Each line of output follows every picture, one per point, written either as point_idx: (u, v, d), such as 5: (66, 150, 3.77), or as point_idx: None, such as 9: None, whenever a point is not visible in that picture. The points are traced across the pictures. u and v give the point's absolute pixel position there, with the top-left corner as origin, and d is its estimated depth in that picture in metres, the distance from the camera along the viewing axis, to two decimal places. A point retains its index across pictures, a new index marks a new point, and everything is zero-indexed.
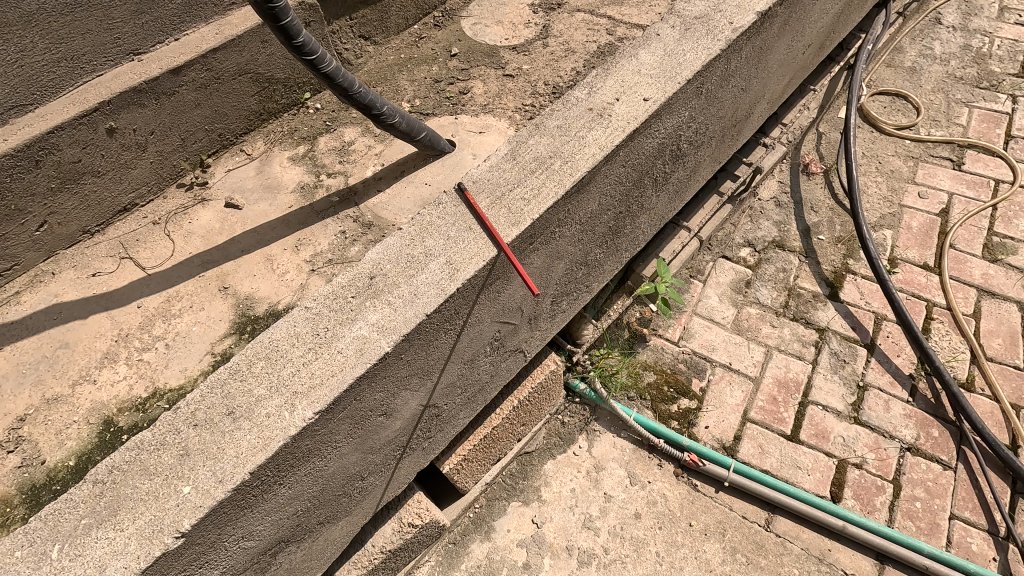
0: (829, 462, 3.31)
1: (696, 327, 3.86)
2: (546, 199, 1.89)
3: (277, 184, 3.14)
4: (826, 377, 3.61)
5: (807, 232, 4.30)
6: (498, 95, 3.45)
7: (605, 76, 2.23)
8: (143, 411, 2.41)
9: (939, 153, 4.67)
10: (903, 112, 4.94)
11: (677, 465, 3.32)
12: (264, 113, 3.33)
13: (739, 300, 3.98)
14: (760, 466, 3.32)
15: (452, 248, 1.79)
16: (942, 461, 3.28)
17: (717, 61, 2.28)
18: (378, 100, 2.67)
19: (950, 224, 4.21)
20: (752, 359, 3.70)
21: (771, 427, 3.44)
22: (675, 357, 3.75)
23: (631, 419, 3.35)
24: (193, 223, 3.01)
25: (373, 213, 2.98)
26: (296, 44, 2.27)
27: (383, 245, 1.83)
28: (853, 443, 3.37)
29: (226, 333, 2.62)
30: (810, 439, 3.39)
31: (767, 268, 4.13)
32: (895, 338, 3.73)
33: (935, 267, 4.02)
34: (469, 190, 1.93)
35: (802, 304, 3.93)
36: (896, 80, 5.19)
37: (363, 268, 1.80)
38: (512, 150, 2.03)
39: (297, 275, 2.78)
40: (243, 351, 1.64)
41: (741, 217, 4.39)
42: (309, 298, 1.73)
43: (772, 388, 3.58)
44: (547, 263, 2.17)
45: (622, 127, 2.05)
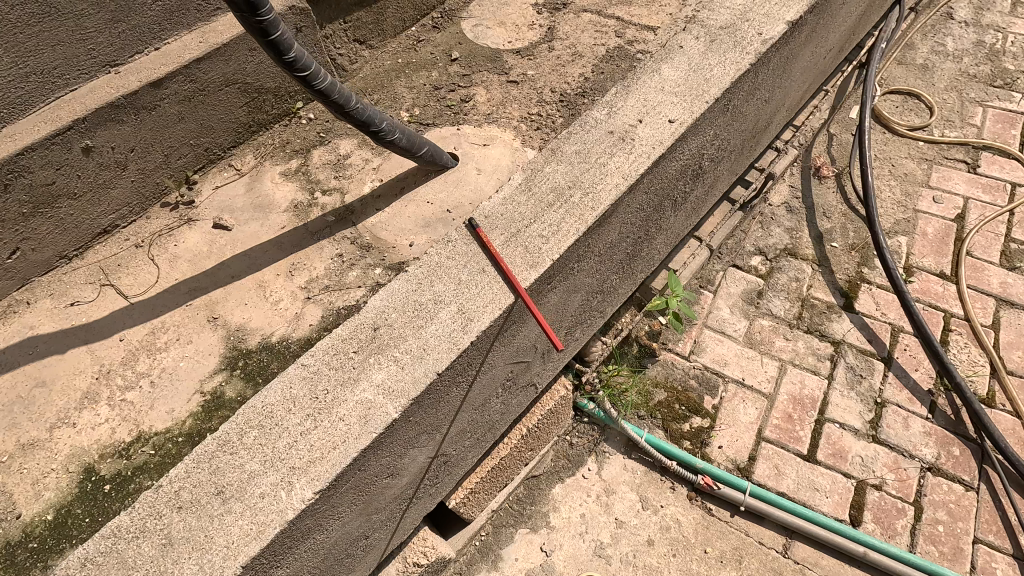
0: (847, 484, 3.10)
1: (707, 340, 3.63)
2: (566, 237, 1.71)
3: (269, 202, 2.94)
4: (843, 394, 3.39)
5: (818, 240, 4.05)
6: (502, 102, 3.25)
7: (626, 94, 2.04)
8: (127, 458, 2.24)
9: (954, 155, 4.50)
10: (915, 112, 4.77)
11: (691, 489, 3.12)
12: (254, 125, 3.12)
13: (750, 312, 3.72)
14: (776, 489, 3.11)
15: (465, 295, 1.62)
16: (964, 481, 3.08)
17: (746, 76, 2.10)
18: (377, 116, 2.47)
19: (966, 231, 4.06)
20: (764, 374, 3.47)
21: (786, 446, 3.23)
22: (686, 373, 3.51)
23: (643, 441, 3.16)
24: (179, 246, 2.81)
25: (371, 233, 2.80)
26: (287, 60, 2.06)
27: (388, 290, 1.65)
28: (873, 464, 3.16)
29: (216, 369, 2.44)
30: (827, 460, 3.18)
31: (778, 277, 3.86)
32: (912, 352, 3.50)
33: (952, 275, 3.86)
34: (482, 226, 1.76)
35: (815, 317, 3.68)
36: (908, 76, 5.01)
37: (368, 318, 1.63)
38: (527, 180, 1.85)
39: (292, 303, 2.60)
40: (233, 418, 1.47)
41: (751, 224, 4.12)
42: (307, 354, 1.56)
43: (787, 405, 3.36)
44: (563, 299, 2.00)
45: (647, 152, 1.87)
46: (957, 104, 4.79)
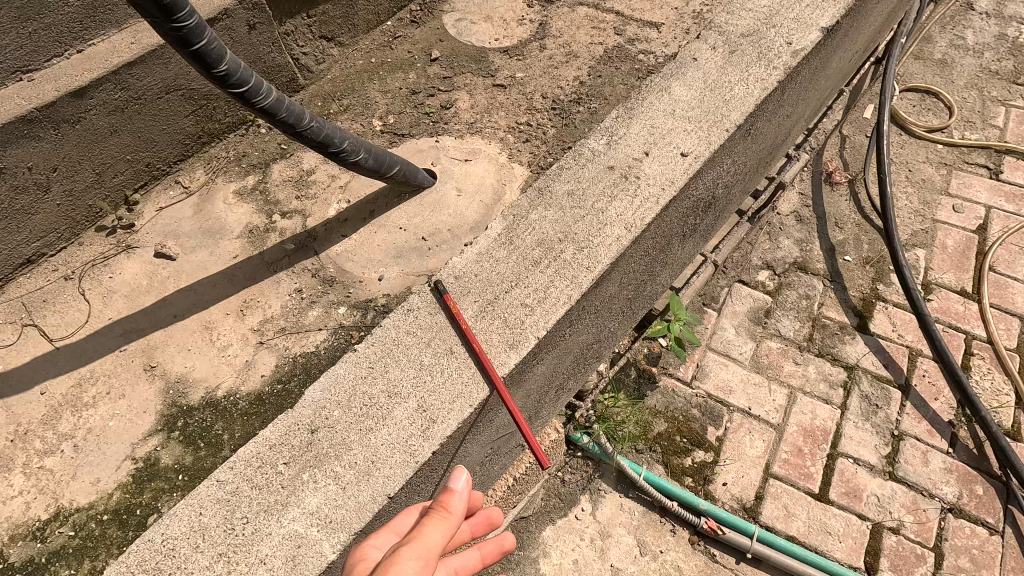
0: (862, 527, 2.37)
1: (710, 363, 2.76)
2: (553, 309, 1.37)
3: (220, 227, 2.58)
4: (858, 424, 2.60)
5: (831, 252, 3.09)
6: (487, 110, 2.88)
7: (629, 119, 1.69)
8: (41, 541, 1.91)
9: (975, 159, 3.55)
10: (933, 113, 3.78)
11: (693, 530, 2.38)
12: (204, 135, 2.75)
13: (758, 332, 2.85)
14: (784, 533, 2.37)
15: (425, 388, 1.29)
16: (988, 523, 2.37)
17: (773, 96, 1.75)
18: (336, 134, 2.10)
19: (987, 244, 3.18)
20: (772, 404, 2.65)
21: (796, 483, 2.46)
22: (687, 401, 2.67)
23: (642, 480, 2.37)
24: (114, 278, 2.45)
25: (336, 265, 2.45)
26: (218, 73, 1.69)
27: (330, 378, 1.32)
28: (889, 503, 2.42)
29: (150, 430, 2.10)
30: (841, 500, 2.43)
31: (788, 294, 2.95)
32: (933, 378, 2.70)
33: (973, 291, 3.02)
34: (451, 291, 1.43)
35: (827, 338, 2.82)
36: (926, 73, 3.99)
37: (303, 415, 1.29)
38: (508, 231, 1.50)
39: (242, 349, 2.26)
40: (125, 556, 1.15)
41: (758, 235, 3.14)
42: (224, 467, 1.23)
43: (801, 437, 2.58)
44: (549, 369, 1.68)
45: (655, 195, 1.53)
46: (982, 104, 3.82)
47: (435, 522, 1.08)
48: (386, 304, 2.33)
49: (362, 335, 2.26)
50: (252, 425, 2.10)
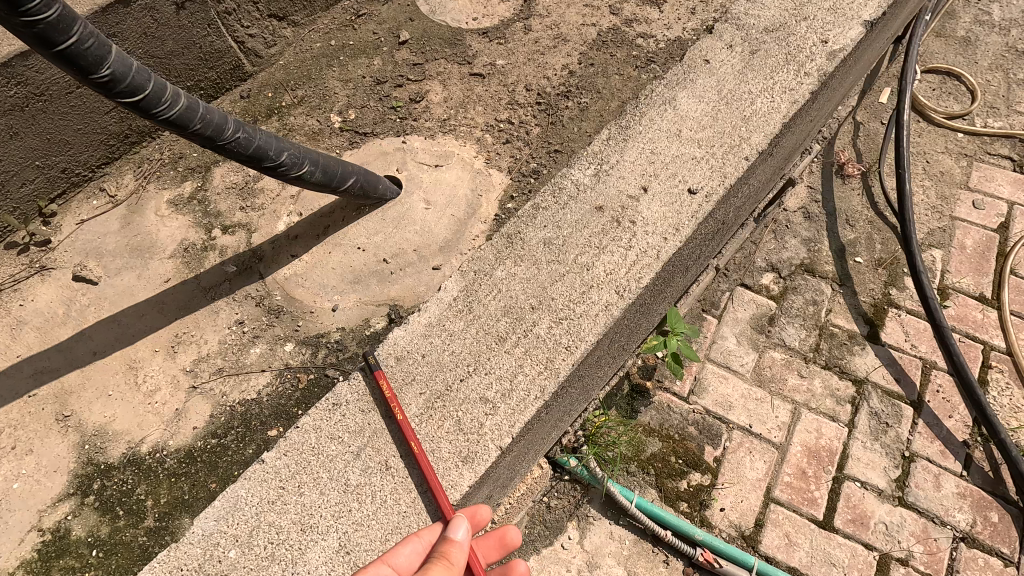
0: (869, 558, 1.91)
1: (708, 378, 2.21)
2: (523, 410, 1.15)
3: (150, 244, 2.23)
4: (866, 444, 2.08)
5: (840, 252, 2.47)
6: (462, 103, 2.51)
7: (623, 143, 1.46)
8: None
9: (998, 150, 2.82)
10: (955, 97, 3.00)
11: (686, 560, 1.90)
12: (132, 134, 2.36)
13: (761, 341, 2.28)
14: (786, 564, 1.91)
15: (349, 521, 1.15)
16: (1004, 554, 1.91)
17: (804, 108, 1.54)
18: (271, 144, 1.74)
19: (1008, 243, 2.54)
20: (775, 422, 2.12)
21: (798, 510, 1.98)
22: (684, 418, 2.13)
23: (633, 508, 1.89)
24: (26, 306, 2.11)
25: (283, 291, 2.12)
26: (100, 79, 1.32)
27: (230, 504, 1.18)
28: (899, 533, 1.94)
29: (63, 494, 1.80)
30: (847, 528, 1.95)
31: (793, 299, 2.37)
32: (947, 394, 2.16)
33: (991, 296, 2.43)
34: (386, 378, 1.21)
35: (836, 349, 2.26)
36: (947, 50, 3.15)
37: (191, 555, 1.14)
38: (467, 292, 1.29)
39: (171, 395, 1.95)
40: None
41: (762, 233, 2.53)
42: None
43: (802, 459, 2.06)
44: (517, 456, 1.41)
45: (656, 246, 1.30)
46: (1012, 87, 3.02)
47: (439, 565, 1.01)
48: (340, 339, 2.00)
49: (311, 378, 1.93)
50: (180, 489, 1.79)
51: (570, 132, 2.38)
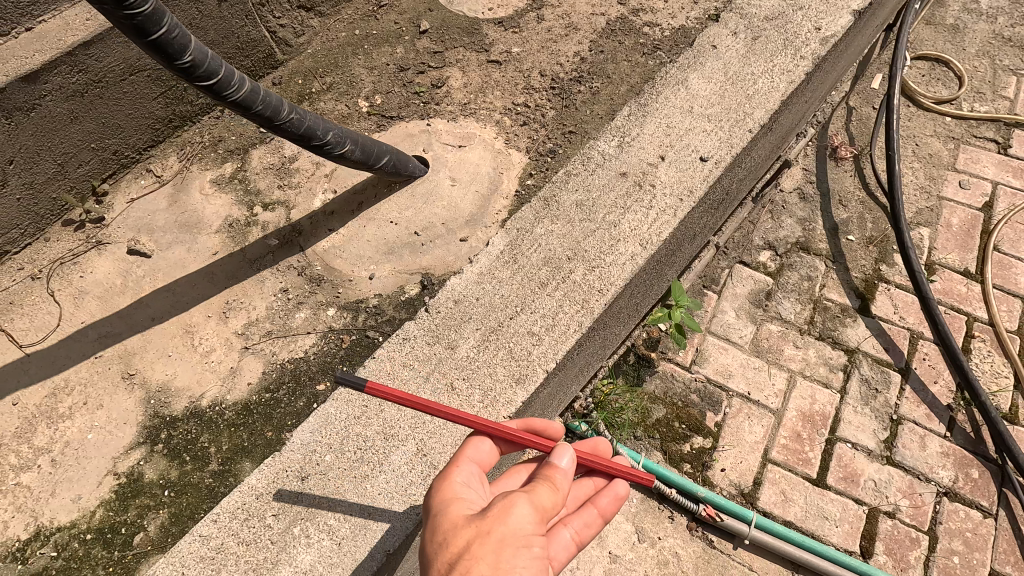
0: (858, 511, 2.10)
1: (710, 349, 2.40)
2: (565, 340, 1.34)
3: (197, 220, 2.41)
4: (856, 409, 2.28)
5: (833, 230, 2.68)
6: (481, 88, 2.68)
7: (642, 116, 1.66)
8: (22, 563, 1.83)
9: (982, 133, 3.01)
10: (943, 82, 3.19)
11: (690, 516, 2.07)
12: (175, 119, 2.54)
13: (759, 314, 2.48)
14: (781, 519, 2.09)
15: (424, 430, 1.32)
16: (983, 507, 2.11)
17: (800, 88, 1.73)
18: (319, 125, 1.93)
19: (991, 221, 2.73)
20: (772, 389, 2.31)
21: (793, 469, 2.17)
22: (687, 386, 2.32)
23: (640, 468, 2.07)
24: (85, 277, 2.29)
25: (322, 262, 2.30)
26: (182, 65, 1.50)
27: (319, 420, 1.34)
28: (886, 488, 2.14)
29: (134, 442, 2.00)
30: (839, 485, 2.15)
31: (789, 274, 2.57)
32: (933, 361, 2.37)
33: (975, 270, 2.61)
34: (446, 316, 1.38)
35: (830, 321, 2.46)
36: (936, 37, 3.35)
37: (292, 459, 1.30)
38: (512, 245, 1.48)
39: (227, 355, 2.14)
40: None
41: (760, 211, 2.74)
42: (212, 518, 1.24)
43: (797, 422, 2.26)
44: (550, 396, 1.60)
45: (673, 205, 1.50)
46: (996, 72, 3.22)
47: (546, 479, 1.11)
48: (378, 305, 2.19)
49: (354, 338, 2.13)
50: (240, 437, 1.99)
51: (583, 114, 2.56)
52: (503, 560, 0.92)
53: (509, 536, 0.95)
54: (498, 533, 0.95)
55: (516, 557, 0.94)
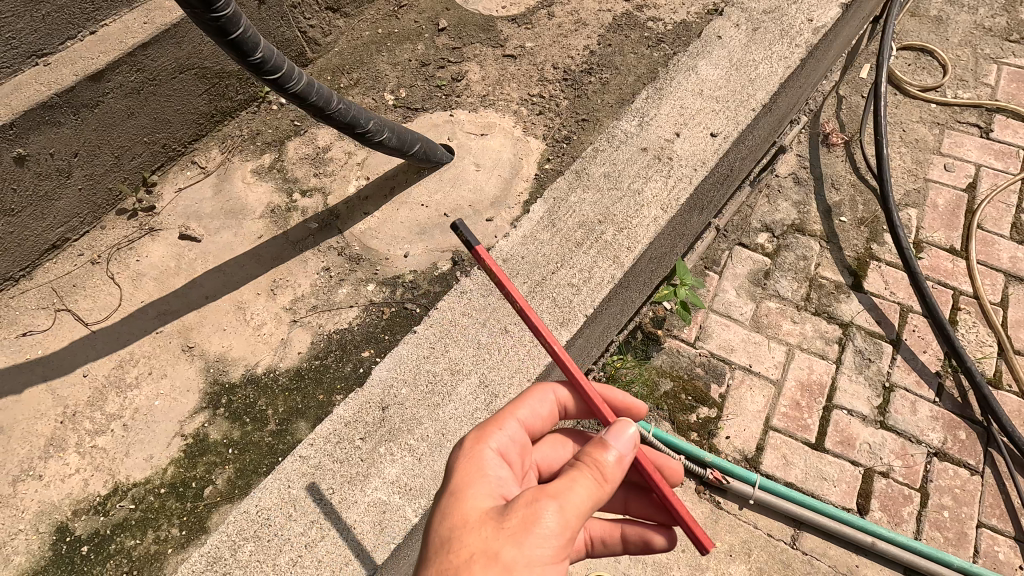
0: (855, 472, 2.29)
1: (713, 325, 2.61)
2: (600, 286, 1.57)
3: (240, 207, 2.60)
4: (852, 377, 2.48)
5: (827, 213, 2.89)
6: (498, 81, 2.88)
7: (657, 100, 1.88)
8: (104, 514, 2.02)
9: (965, 118, 3.23)
10: (928, 71, 3.41)
11: (698, 480, 2.25)
12: (217, 114, 2.74)
13: (758, 292, 2.69)
14: (783, 480, 2.28)
15: (485, 365, 1.56)
16: (970, 466, 2.30)
17: (795, 73, 1.94)
18: (362, 115, 2.13)
19: (975, 201, 2.95)
20: (772, 360, 2.51)
21: (793, 435, 2.36)
22: (691, 360, 2.53)
23: (651, 436, 2.21)
24: (142, 261, 2.49)
25: (360, 242, 2.50)
26: (254, 61, 1.72)
27: (395, 359, 1.59)
28: (881, 451, 2.33)
29: (197, 407, 2.19)
30: (835, 449, 2.34)
31: (786, 255, 2.78)
32: (922, 333, 2.57)
33: (959, 247, 2.83)
34: (500, 271, 1.65)
35: (824, 297, 2.67)
36: (921, 28, 3.58)
37: (375, 394, 1.56)
38: (550, 213, 1.72)
39: (277, 328, 2.33)
40: (224, 528, 1.39)
41: (757, 195, 2.96)
42: (308, 444, 1.49)
43: (795, 392, 2.45)
44: (583, 349, 1.82)
45: (688, 174, 1.73)
46: (976, 60, 3.44)
47: (591, 476, 1.05)
48: (413, 280, 2.38)
49: (393, 311, 2.32)
50: (293, 400, 2.17)
51: (594, 103, 2.77)
52: None
53: (519, 563, 0.94)
54: (506, 561, 0.94)
55: None
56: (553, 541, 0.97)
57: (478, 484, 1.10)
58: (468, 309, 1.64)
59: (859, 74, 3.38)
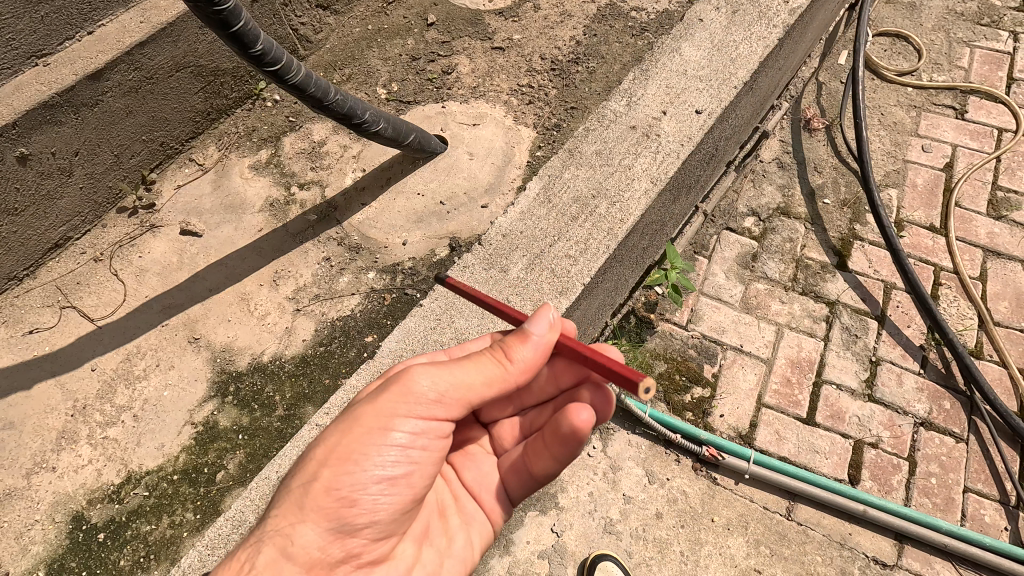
0: (845, 444, 2.39)
1: (704, 308, 2.70)
2: (597, 255, 1.66)
3: (240, 202, 2.65)
4: (840, 353, 2.58)
5: (811, 195, 3.00)
6: (488, 73, 2.95)
7: (644, 80, 1.97)
8: (118, 502, 2.07)
9: (940, 100, 3.35)
10: (903, 56, 3.53)
11: (695, 458, 2.33)
12: (213, 112, 2.79)
13: (746, 275, 2.78)
14: (777, 454, 2.37)
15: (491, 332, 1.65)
16: (955, 434, 2.41)
17: (774, 52, 2.04)
18: (359, 106, 2.19)
19: (953, 179, 3.06)
20: (763, 340, 2.60)
21: (785, 411, 2.45)
22: (685, 342, 2.61)
23: (647, 417, 2.28)
24: (144, 258, 2.54)
25: (359, 232, 2.55)
26: (254, 53, 1.80)
27: (404, 329, 1.70)
28: (869, 423, 2.43)
29: (205, 396, 2.24)
30: (826, 423, 2.43)
31: (772, 237, 2.87)
32: (906, 308, 2.67)
33: (938, 225, 2.94)
34: (500, 247, 1.74)
35: (811, 277, 2.77)
36: (895, 14, 3.69)
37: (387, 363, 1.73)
38: (546, 188, 1.80)
39: (280, 317, 2.38)
40: (246, 494, 1.54)
41: (743, 180, 3.05)
42: (320, 415, 1.64)
43: (785, 369, 2.54)
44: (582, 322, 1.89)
45: (675, 150, 1.81)
46: (949, 43, 3.56)
47: (480, 358, 1.33)
48: (413, 267, 2.45)
49: (394, 297, 2.38)
50: (300, 385, 2.23)
51: (583, 91, 2.84)
52: (356, 424, 1.27)
53: (374, 410, 1.28)
54: (358, 409, 1.29)
55: (374, 426, 1.27)
56: (414, 399, 1.29)
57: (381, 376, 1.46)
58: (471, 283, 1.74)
59: (837, 61, 3.50)
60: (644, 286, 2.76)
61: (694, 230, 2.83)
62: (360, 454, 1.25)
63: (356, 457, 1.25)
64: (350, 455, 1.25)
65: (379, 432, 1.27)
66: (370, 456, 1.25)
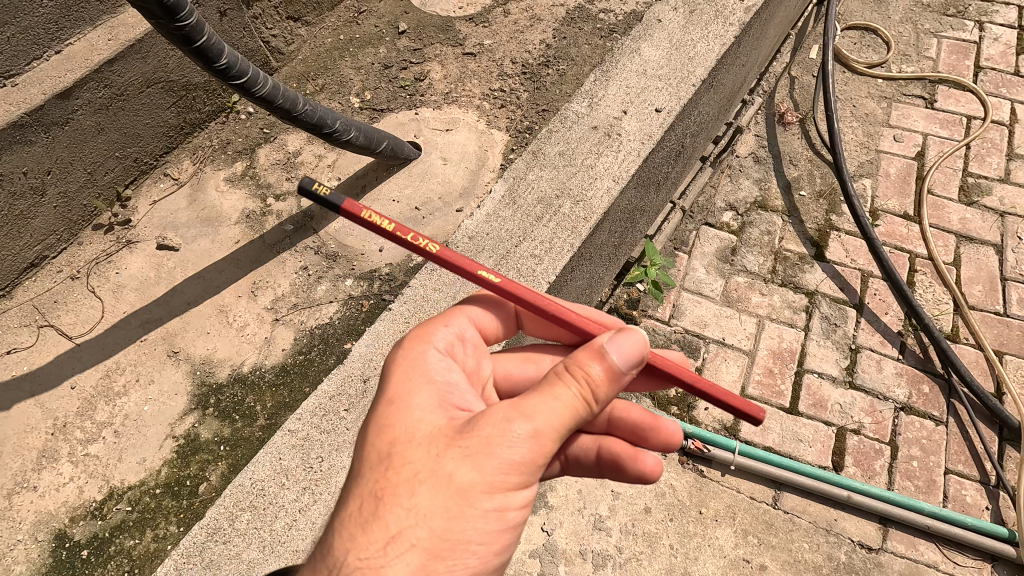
0: (828, 432, 2.43)
1: (685, 303, 2.73)
2: (561, 253, 1.69)
3: (216, 215, 2.66)
4: (820, 342, 2.63)
5: (786, 188, 3.05)
6: (460, 78, 2.98)
7: (606, 81, 2.01)
8: (101, 518, 2.07)
9: (909, 91, 3.42)
10: (872, 49, 3.60)
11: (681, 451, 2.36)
12: (186, 126, 2.80)
13: (726, 269, 2.82)
14: (762, 445, 2.41)
15: None
16: (934, 417, 2.46)
17: (732, 49, 2.09)
18: (329, 115, 2.20)
19: (924, 168, 3.13)
20: (744, 332, 2.65)
21: (769, 401, 2.49)
22: (667, 337, 2.65)
23: None
24: (121, 274, 2.54)
25: (336, 241, 2.57)
26: (219, 67, 1.83)
27: (374, 333, 1.75)
28: (851, 409, 2.47)
29: (186, 409, 2.25)
30: (809, 411, 2.47)
31: (750, 231, 2.92)
32: (882, 296, 2.73)
33: (913, 213, 3.00)
34: (466, 249, 1.77)
35: (789, 269, 2.81)
36: (863, 9, 3.77)
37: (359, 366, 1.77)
38: (511, 190, 1.84)
39: (260, 327, 2.40)
40: (222, 500, 1.54)
41: (719, 176, 3.10)
42: (292, 420, 1.64)
43: (767, 360, 2.58)
44: None
45: (636, 148, 1.85)
46: (913, 34, 3.64)
47: (569, 394, 1.10)
48: (390, 272, 2.47)
49: (372, 303, 2.40)
50: (281, 395, 2.24)
51: (553, 94, 2.88)
52: (466, 507, 1.03)
53: (477, 484, 1.04)
54: (460, 485, 1.03)
55: (482, 505, 1.05)
56: (519, 465, 1.06)
57: (426, 400, 1.18)
58: (439, 284, 1.80)
59: (808, 56, 3.56)
60: (624, 284, 2.80)
61: (672, 226, 2.87)
62: (471, 539, 1.05)
63: (468, 543, 1.05)
64: (461, 542, 1.04)
65: (489, 510, 1.06)
66: (482, 538, 1.06)
